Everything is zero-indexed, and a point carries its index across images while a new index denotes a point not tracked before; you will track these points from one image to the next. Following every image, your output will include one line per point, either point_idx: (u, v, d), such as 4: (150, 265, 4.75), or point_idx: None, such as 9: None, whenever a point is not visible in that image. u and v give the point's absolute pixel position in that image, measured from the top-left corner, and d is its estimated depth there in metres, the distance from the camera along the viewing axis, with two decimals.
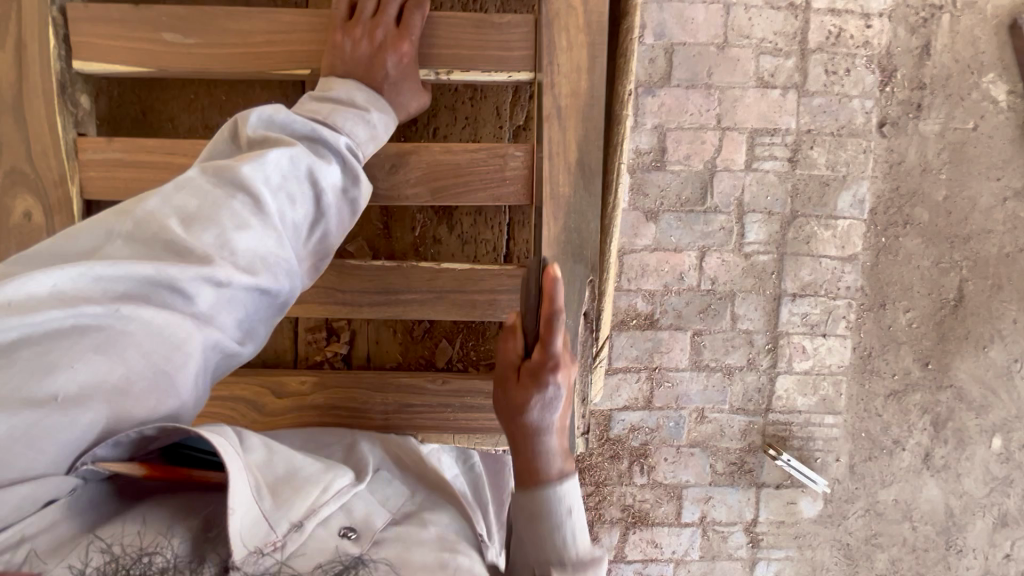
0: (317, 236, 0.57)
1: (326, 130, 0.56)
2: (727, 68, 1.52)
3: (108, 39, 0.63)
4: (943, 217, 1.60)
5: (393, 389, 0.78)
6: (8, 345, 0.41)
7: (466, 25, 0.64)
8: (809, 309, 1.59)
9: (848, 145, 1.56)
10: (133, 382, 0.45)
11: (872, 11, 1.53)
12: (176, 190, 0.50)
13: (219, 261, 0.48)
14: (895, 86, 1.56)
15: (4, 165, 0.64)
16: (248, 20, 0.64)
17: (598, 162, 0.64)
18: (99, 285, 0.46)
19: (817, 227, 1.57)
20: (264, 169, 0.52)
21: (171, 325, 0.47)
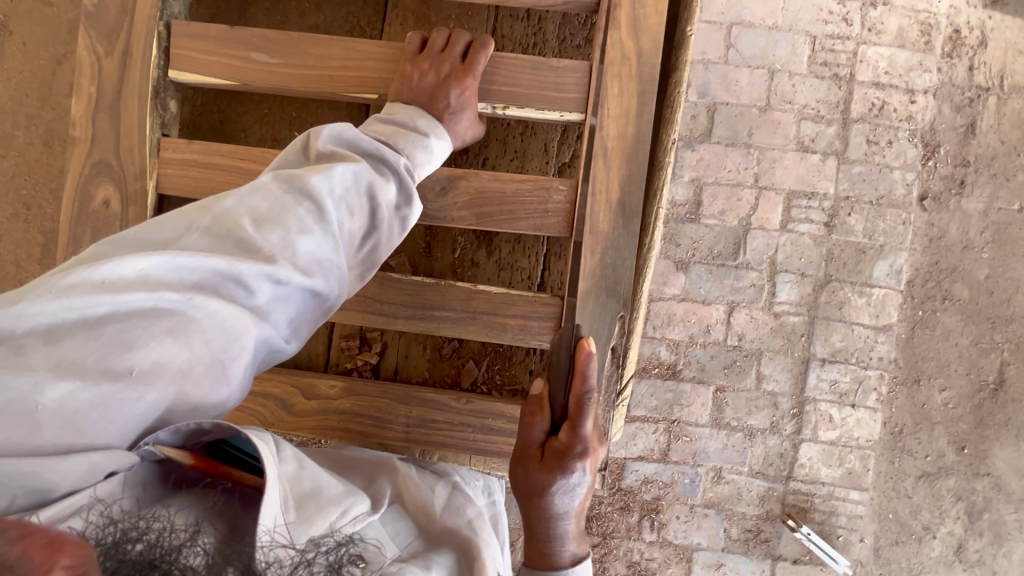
0: (368, 247, 0.60)
1: (388, 151, 0.61)
2: (768, 130, 1.55)
3: (201, 53, 0.69)
4: (984, 297, 1.56)
5: (417, 403, 0.78)
6: (97, 319, 0.46)
7: (526, 66, 0.68)
8: (838, 376, 1.55)
9: (887, 215, 1.55)
10: (195, 367, 0.48)
11: (917, 87, 1.56)
12: (251, 193, 0.54)
13: (281, 261, 0.52)
14: (939, 162, 1.56)
15: (92, 157, 0.70)
16: (328, 47, 0.69)
17: (637, 204, 0.68)
18: (178, 273, 0.49)
19: (851, 293, 1.55)
20: (330, 180, 0.56)
21: (233, 315, 0.50)
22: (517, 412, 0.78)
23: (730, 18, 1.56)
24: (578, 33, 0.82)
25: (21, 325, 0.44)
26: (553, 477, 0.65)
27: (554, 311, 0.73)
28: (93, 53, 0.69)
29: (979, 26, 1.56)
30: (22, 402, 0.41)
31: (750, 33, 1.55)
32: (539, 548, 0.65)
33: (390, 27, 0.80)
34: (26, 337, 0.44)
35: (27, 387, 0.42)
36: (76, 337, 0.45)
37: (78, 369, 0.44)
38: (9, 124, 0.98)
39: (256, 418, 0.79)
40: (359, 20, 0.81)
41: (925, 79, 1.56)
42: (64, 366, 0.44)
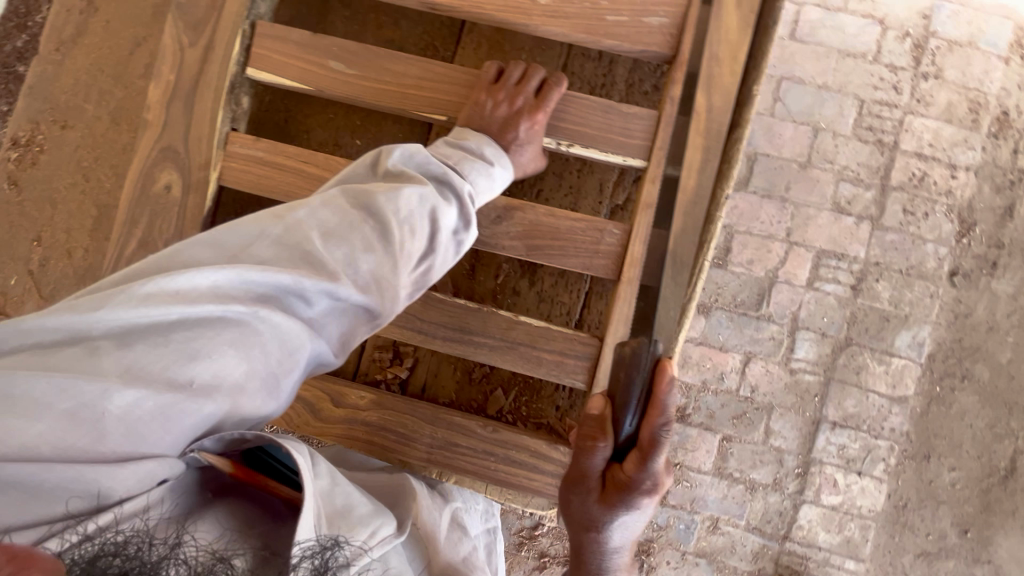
0: (424, 269, 0.61)
1: (455, 176, 0.63)
2: (806, 187, 1.56)
3: (280, 55, 0.71)
4: (1005, 381, 1.54)
5: (444, 425, 0.79)
6: (166, 327, 0.47)
7: (596, 109, 0.73)
8: (847, 442, 1.53)
9: (915, 286, 1.55)
10: (252, 378, 0.50)
11: (959, 163, 1.56)
12: (322, 211, 0.56)
13: (344, 280, 0.54)
14: (973, 239, 1.55)
15: (160, 142, 0.72)
16: (404, 65, 0.71)
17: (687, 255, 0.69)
18: (245, 286, 0.51)
19: (869, 359, 1.54)
20: (397, 202, 0.58)
21: (292, 328, 0.52)
22: (541, 448, 0.78)
23: (782, 72, 1.57)
24: (647, 79, 0.83)
25: (98, 326, 0.46)
26: (616, 510, 0.63)
27: (590, 352, 0.73)
28: (177, 42, 0.72)
29: None
30: (92, 407, 0.43)
31: (799, 89, 1.57)
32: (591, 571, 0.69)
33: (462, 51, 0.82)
34: (100, 338, 0.46)
35: (98, 392, 0.43)
36: (146, 343, 0.46)
37: (144, 375, 0.45)
38: (77, 94, 1.00)
39: (282, 417, 0.79)
40: (433, 41, 0.82)
41: (968, 156, 1.56)
42: (130, 372, 0.45)
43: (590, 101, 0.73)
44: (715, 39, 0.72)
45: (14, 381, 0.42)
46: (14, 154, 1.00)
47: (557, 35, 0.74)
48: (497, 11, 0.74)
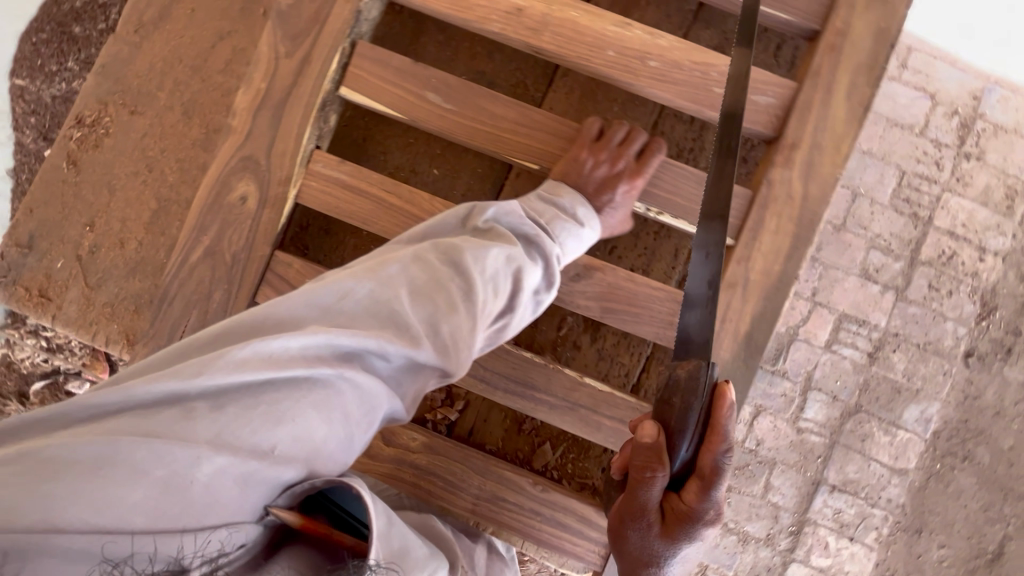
0: (500, 327, 0.63)
1: (542, 237, 0.66)
2: (837, 249, 1.56)
3: (380, 80, 0.74)
4: (1003, 466, 1.56)
5: (493, 478, 0.80)
6: (257, 390, 0.49)
7: (691, 179, 0.73)
8: (843, 506, 1.54)
9: (930, 362, 1.56)
10: (333, 437, 0.52)
11: (988, 246, 1.58)
12: (410, 271, 0.60)
13: (425, 344, 0.56)
14: (991, 323, 1.57)
15: (245, 151, 0.76)
16: (502, 108, 0.73)
17: (764, 339, 0.73)
18: (332, 348, 0.53)
19: (876, 428, 1.55)
20: (484, 263, 0.61)
21: (372, 388, 0.55)
22: (587, 513, 0.79)
23: None
24: None
25: (195, 388, 0.48)
26: (680, 534, 0.63)
27: None
28: (274, 51, 0.76)
29: None
30: (181, 475, 0.44)
31: None
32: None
33: (555, 95, 0.87)
34: (196, 400, 0.48)
35: (190, 459, 0.45)
36: (240, 405, 0.48)
37: (236, 439, 0.47)
38: (151, 81, 0.98)
39: None
40: (525, 80, 0.87)
41: (998, 241, 1.58)
42: (223, 437, 0.47)
43: (682, 170, 0.74)
44: (821, 128, 0.75)
45: (117, 447, 0.44)
46: (76, 134, 0.95)
47: (663, 99, 0.74)
48: (605, 67, 0.74)
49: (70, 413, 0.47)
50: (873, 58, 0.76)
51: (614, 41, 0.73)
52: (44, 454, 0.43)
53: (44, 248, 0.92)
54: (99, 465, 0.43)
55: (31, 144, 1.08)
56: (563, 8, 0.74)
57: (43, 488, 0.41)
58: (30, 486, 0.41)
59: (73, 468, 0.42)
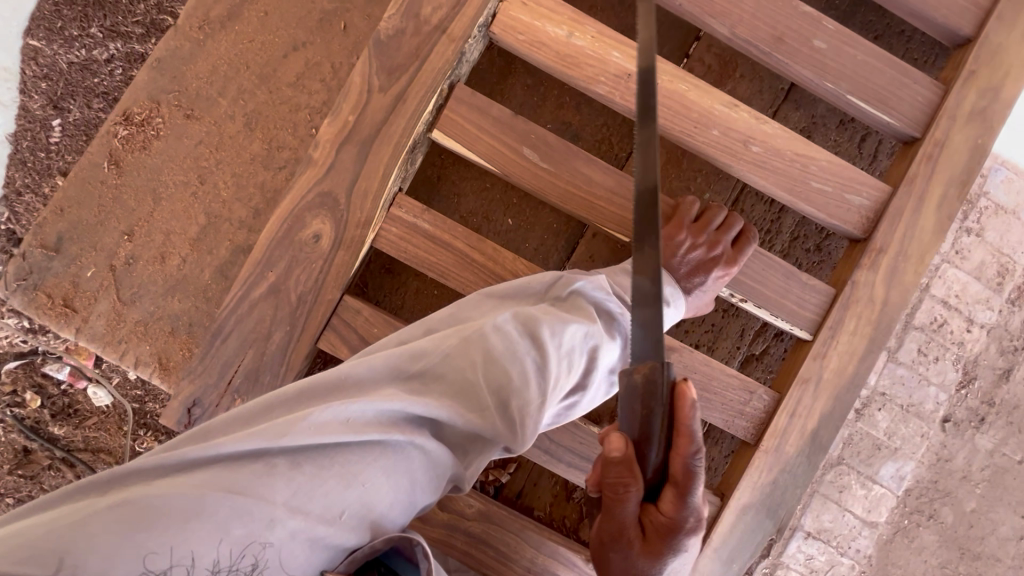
0: (573, 402, 0.64)
1: (622, 316, 0.66)
2: None
3: (477, 129, 0.71)
4: (964, 527, 1.65)
5: (546, 550, 0.79)
6: (333, 453, 0.50)
7: (778, 271, 0.77)
8: (816, 553, 1.60)
9: (910, 423, 1.63)
10: (398, 506, 0.52)
11: (976, 319, 1.65)
12: (488, 335, 0.59)
13: (494, 418, 0.56)
14: (969, 391, 1.65)
15: (323, 188, 0.75)
16: (598, 176, 0.72)
17: (829, 441, 0.78)
18: (406, 416, 0.54)
19: (854, 482, 1.61)
20: (563, 337, 0.61)
21: (440, 459, 0.55)
22: None
23: None
24: (810, 236, 0.91)
25: (277, 447, 0.50)
26: (663, 551, 0.58)
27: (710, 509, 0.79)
28: (366, 84, 0.75)
29: None
30: (256, 536, 0.46)
31: None
32: None
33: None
34: (277, 458, 0.49)
35: (266, 520, 0.46)
36: (316, 465, 0.50)
37: (310, 502, 0.48)
38: (213, 85, 0.98)
39: None
40: (611, 137, 0.87)
41: (986, 315, 1.66)
42: (298, 501, 0.48)
43: (772, 261, 0.77)
44: (909, 237, 0.77)
45: (204, 502, 0.46)
46: (123, 131, 0.97)
47: (763, 186, 0.75)
48: (707, 147, 0.73)
49: (158, 461, 0.49)
50: (964, 175, 0.78)
51: (719, 120, 0.73)
52: (139, 503, 0.45)
53: (75, 254, 0.95)
54: (186, 519, 0.45)
55: (37, 110, 1.00)
56: (674, 79, 0.73)
57: (135, 538, 0.43)
58: (125, 533, 0.43)
59: (163, 518, 0.44)
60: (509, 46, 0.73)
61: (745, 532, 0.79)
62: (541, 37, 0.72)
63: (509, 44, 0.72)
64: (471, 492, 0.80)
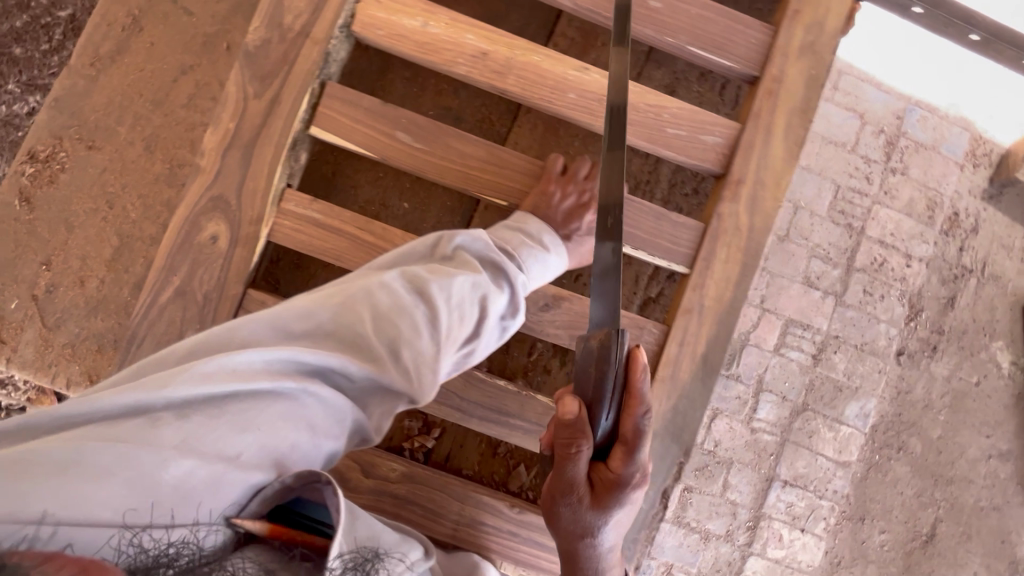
0: (466, 351, 0.82)
1: (507, 263, 0.86)
2: (781, 259, 1.68)
3: (352, 122, 0.93)
4: (933, 455, 1.70)
5: (471, 502, 1.00)
6: (226, 402, 0.64)
7: (649, 215, 0.99)
8: (795, 500, 1.64)
9: (867, 361, 1.69)
10: (300, 444, 0.67)
11: (913, 254, 1.73)
12: (369, 297, 0.76)
13: (384, 366, 0.73)
14: (918, 323, 1.72)
15: (216, 193, 0.93)
16: (472, 152, 0.94)
17: (716, 363, 0.98)
18: (297, 367, 0.70)
19: (821, 425, 1.66)
20: (449, 290, 0.79)
21: (337, 400, 0.71)
22: None
23: None
24: (683, 181, 1.19)
25: (163, 400, 0.62)
26: (607, 494, 0.75)
27: None
28: (243, 92, 0.94)
29: (975, 214, 1.76)
30: (152, 475, 0.56)
31: None
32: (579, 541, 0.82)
33: (521, 130, 1.10)
34: (163, 412, 0.61)
35: (161, 461, 0.57)
36: (203, 415, 0.62)
37: (205, 444, 0.60)
38: (110, 117, 1.23)
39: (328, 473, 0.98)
40: (490, 116, 1.13)
41: (922, 248, 1.73)
42: (188, 447, 0.59)
43: (641, 207, 0.98)
44: (763, 167, 0.99)
45: (87, 454, 0.55)
46: (31, 169, 1.20)
47: (622, 138, 0.97)
48: (566, 108, 0.94)
49: (54, 421, 0.60)
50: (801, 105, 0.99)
51: (573, 86, 0.94)
52: (11, 456, 0.54)
53: None
54: (78, 464, 0.54)
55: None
56: (527, 53, 0.94)
57: (26, 482, 0.52)
58: (28, 479, 0.52)
59: (54, 466, 0.54)
60: (374, 40, 0.94)
61: (657, 459, 0.99)
62: (398, 30, 0.94)
63: (373, 39, 0.93)
64: (393, 458, 1.00)
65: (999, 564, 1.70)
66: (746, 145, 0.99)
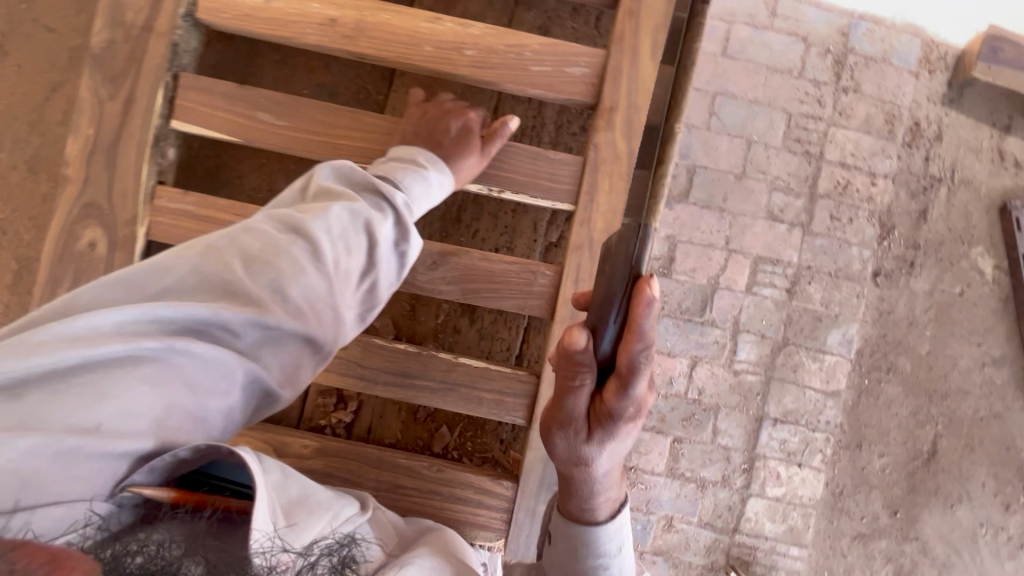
0: (368, 282, 0.82)
1: (382, 185, 0.85)
2: (741, 197, 1.64)
3: (213, 110, 1.00)
4: (924, 371, 1.68)
5: (393, 467, 1.05)
6: (70, 371, 0.58)
7: (525, 156, 1.02)
8: (788, 436, 1.62)
9: (843, 287, 1.65)
10: (177, 402, 0.64)
11: (878, 171, 1.68)
12: (239, 239, 0.74)
13: (270, 305, 0.71)
14: (892, 242, 1.68)
15: (87, 200, 1.00)
16: (332, 121, 1.00)
17: None
18: (158, 324, 0.65)
19: (805, 357, 1.64)
20: (329, 222, 0.78)
21: (218, 355, 0.67)
22: (483, 482, 1.06)
23: (715, 88, 1.65)
24: (573, 121, 1.16)
25: None
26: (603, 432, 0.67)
27: (526, 390, 1.01)
28: (98, 101, 1.00)
29: (937, 121, 1.71)
30: None
31: (732, 104, 1.65)
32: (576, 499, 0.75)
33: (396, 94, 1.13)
34: None
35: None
36: (44, 390, 0.57)
37: (48, 422, 0.56)
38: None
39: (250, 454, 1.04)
40: (366, 83, 1.14)
41: (886, 164, 1.68)
42: (28, 425, 0.55)
43: (517, 150, 1.02)
44: (633, 90, 0.99)
45: None
46: None
47: (484, 82, 0.98)
48: (422, 60, 0.98)
49: None
50: (664, 20, 0.99)
51: (426, 37, 0.98)
52: None
53: None
54: None
55: None
56: (376, 13, 0.98)
57: None
58: None
59: None
60: (221, 24, 0.99)
61: None
62: (244, 10, 0.99)
63: (217, 21, 0.99)
64: (309, 436, 1.05)
65: (1007, 472, 1.69)
66: (614, 70, 0.99)
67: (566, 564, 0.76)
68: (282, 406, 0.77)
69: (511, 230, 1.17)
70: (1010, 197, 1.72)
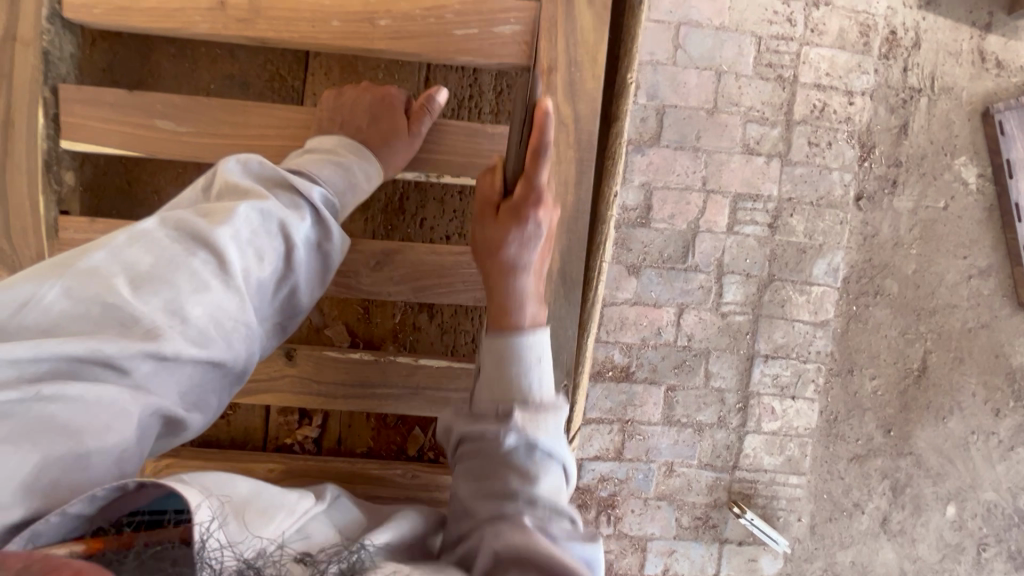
0: (284, 292, 0.69)
1: (298, 179, 0.70)
2: (715, 133, 1.56)
3: (99, 122, 0.85)
4: (912, 290, 1.66)
5: (364, 480, 0.93)
6: None
7: (461, 133, 0.88)
8: (780, 370, 1.62)
9: (826, 216, 1.60)
10: (49, 459, 0.51)
11: (855, 89, 1.59)
12: (123, 251, 0.60)
13: (166, 332, 0.58)
14: (873, 162, 1.62)
15: None
16: (242, 119, 0.86)
17: (577, 275, 0.87)
18: (15, 369, 0.52)
19: (792, 291, 1.60)
20: (236, 226, 0.64)
21: (105, 394, 0.55)
22: None
23: (678, 18, 1.53)
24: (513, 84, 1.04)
25: None
26: (508, 225, 0.76)
27: None
28: None
29: (914, 28, 1.61)
30: None
31: (697, 33, 1.53)
32: (498, 308, 0.77)
33: (315, 77, 1.00)
34: None
35: None
36: None
37: None
38: None
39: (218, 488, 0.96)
40: (279, 70, 1.00)
41: (863, 80, 1.59)
42: None
43: (451, 126, 0.89)
44: (574, 43, 0.86)
45: None
46: None
47: (408, 54, 0.86)
48: (332, 37, 0.85)
49: None
50: None
51: (335, 11, 0.84)
52: None
53: None
54: None
55: None
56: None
57: None
58: None
59: None
60: (93, 22, 0.84)
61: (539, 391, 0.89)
62: (117, 2, 0.84)
63: (89, 20, 0.84)
64: (268, 459, 0.93)
65: (996, 379, 1.72)
66: (548, 24, 0.86)
67: (494, 385, 0.72)
68: (192, 435, 0.65)
69: (460, 214, 1.05)
70: (993, 101, 1.66)
